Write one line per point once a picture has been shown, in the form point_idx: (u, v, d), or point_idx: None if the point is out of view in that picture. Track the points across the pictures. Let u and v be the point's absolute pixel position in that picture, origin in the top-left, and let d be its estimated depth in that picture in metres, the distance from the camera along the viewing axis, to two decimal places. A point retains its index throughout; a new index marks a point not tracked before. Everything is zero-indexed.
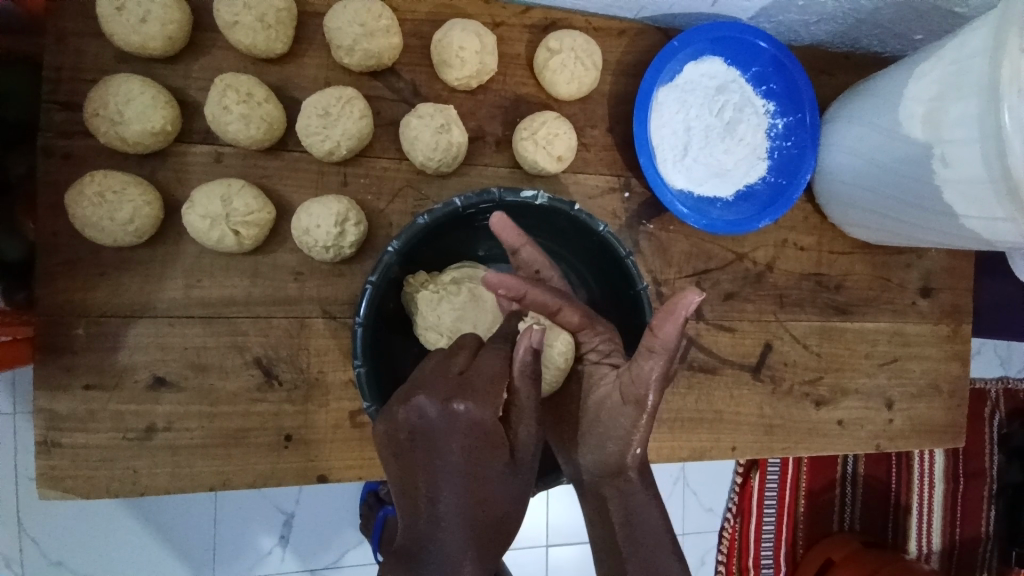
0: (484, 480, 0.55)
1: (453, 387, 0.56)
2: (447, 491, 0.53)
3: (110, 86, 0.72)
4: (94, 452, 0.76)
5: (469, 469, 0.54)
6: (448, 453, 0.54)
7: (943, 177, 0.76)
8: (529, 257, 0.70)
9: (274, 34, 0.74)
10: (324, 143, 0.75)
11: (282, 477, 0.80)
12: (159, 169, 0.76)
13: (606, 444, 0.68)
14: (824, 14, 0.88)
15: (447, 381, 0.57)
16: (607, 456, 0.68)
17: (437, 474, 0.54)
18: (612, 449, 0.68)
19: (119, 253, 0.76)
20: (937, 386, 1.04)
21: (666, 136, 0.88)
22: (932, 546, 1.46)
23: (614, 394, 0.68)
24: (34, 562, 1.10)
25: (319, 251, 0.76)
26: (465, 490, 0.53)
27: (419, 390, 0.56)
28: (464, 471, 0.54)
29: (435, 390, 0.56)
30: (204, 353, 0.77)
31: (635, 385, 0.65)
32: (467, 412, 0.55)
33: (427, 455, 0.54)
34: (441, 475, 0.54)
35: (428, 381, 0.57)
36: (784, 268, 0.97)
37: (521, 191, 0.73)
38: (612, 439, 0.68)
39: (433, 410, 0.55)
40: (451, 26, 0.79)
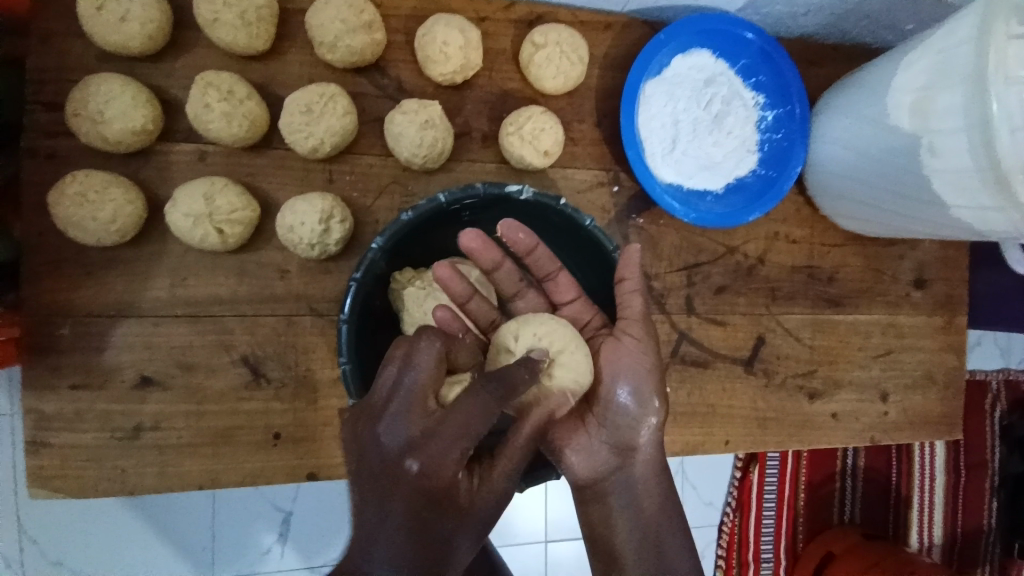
0: (423, 557, 0.52)
1: (419, 441, 0.53)
2: (381, 555, 0.51)
3: (90, 85, 0.72)
4: (82, 451, 0.76)
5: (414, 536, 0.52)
6: (394, 515, 0.52)
7: (931, 167, 0.76)
8: (540, 259, 0.75)
9: (255, 31, 0.74)
10: (308, 141, 0.75)
11: (271, 475, 0.79)
12: (143, 168, 0.76)
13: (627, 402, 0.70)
14: (812, 4, 0.87)
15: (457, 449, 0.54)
16: (635, 416, 0.70)
17: (376, 527, 0.52)
18: (633, 410, 0.70)
19: (104, 253, 0.75)
20: (932, 378, 1.03)
21: (654, 129, 0.88)
22: (933, 539, 1.45)
23: (623, 342, 0.72)
24: (34, 562, 1.11)
25: (305, 249, 0.76)
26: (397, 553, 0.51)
27: (405, 447, 0.53)
28: (410, 536, 0.52)
29: (426, 456, 0.53)
30: (192, 352, 0.77)
31: (635, 322, 0.72)
32: (419, 473, 0.52)
33: (378, 509, 0.52)
34: (378, 538, 0.52)
35: (425, 442, 0.53)
36: (774, 261, 0.96)
37: (504, 185, 0.73)
38: (631, 396, 0.70)
39: (409, 468, 0.53)
40: (435, 21, 0.78)
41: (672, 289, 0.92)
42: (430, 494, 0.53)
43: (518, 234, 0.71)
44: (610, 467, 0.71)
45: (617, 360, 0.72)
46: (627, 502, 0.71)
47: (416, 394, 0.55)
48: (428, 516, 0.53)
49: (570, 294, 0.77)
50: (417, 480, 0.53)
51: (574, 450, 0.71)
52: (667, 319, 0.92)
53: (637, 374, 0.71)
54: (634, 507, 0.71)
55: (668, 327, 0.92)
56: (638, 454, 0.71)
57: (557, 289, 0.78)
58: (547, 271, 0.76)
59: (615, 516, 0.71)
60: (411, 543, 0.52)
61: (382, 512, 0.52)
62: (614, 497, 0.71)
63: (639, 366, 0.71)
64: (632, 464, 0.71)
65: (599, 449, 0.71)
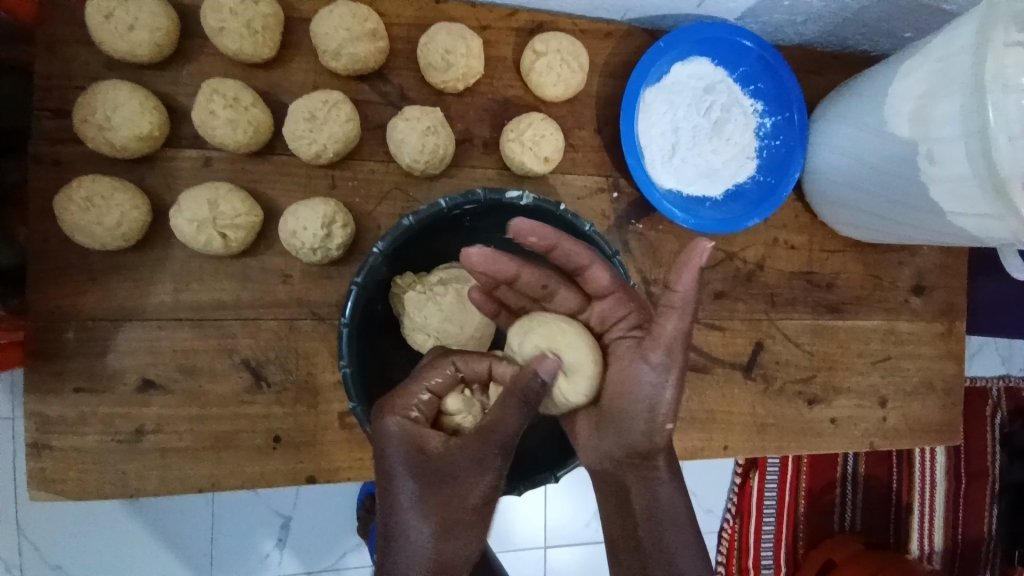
0: (436, 492, 0.57)
1: (388, 403, 0.60)
2: (400, 500, 0.58)
3: (97, 91, 0.73)
4: (84, 454, 0.76)
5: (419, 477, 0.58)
6: (396, 467, 0.58)
7: (929, 176, 0.76)
8: (565, 254, 0.66)
9: (260, 39, 0.75)
10: (311, 147, 0.76)
11: (271, 479, 0.80)
12: (148, 174, 0.77)
13: (639, 419, 0.66)
14: (811, 13, 0.88)
15: (414, 397, 0.60)
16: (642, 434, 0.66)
17: (390, 484, 0.58)
18: (650, 421, 0.65)
19: (109, 258, 0.76)
20: (931, 384, 1.03)
21: (654, 136, 0.89)
22: (935, 547, 1.45)
23: (645, 362, 0.65)
24: (34, 566, 1.11)
25: (307, 254, 0.76)
26: (413, 495, 0.57)
27: (380, 412, 0.59)
28: (417, 478, 0.58)
29: (399, 410, 0.59)
30: (194, 356, 0.78)
31: (660, 347, 0.63)
32: (395, 429, 0.58)
33: (384, 472, 0.59)
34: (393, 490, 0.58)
35: (393, 399, 0.60)
36: (774, 267, 0.97)
37: (506, 191, 0.73)
38: (651, 407, 0.65)
39: (389, 427, 0.58)
40: (438, 29, 0.79)
41: None
42: (418, 441, 0.58)
43: (530, 238, 0.64)
44: (617, 472, 0.69)
45: (637, 376, 0.65)
46: (617, 505, 0.68)
47: (405, 442, 0.58)
48: (422, 459, 0.58)
49: (604, 290, 0.69)
50: (399, 434, 0.58)
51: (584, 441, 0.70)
52: None
53: (659, 389, 0.64)
54: (620, 509, 0.68)
55: None
56: (652, 464, 0.67)
57: (589, 284, 0.70)
58: (579, 264, 0.68)
59: (619, 515, 0.68)
60: (417, 479, 0.58)
61: (385, 471, 0.59)
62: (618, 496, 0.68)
63: (661, 383, 0.64)
64: (640, 476, 0.68)
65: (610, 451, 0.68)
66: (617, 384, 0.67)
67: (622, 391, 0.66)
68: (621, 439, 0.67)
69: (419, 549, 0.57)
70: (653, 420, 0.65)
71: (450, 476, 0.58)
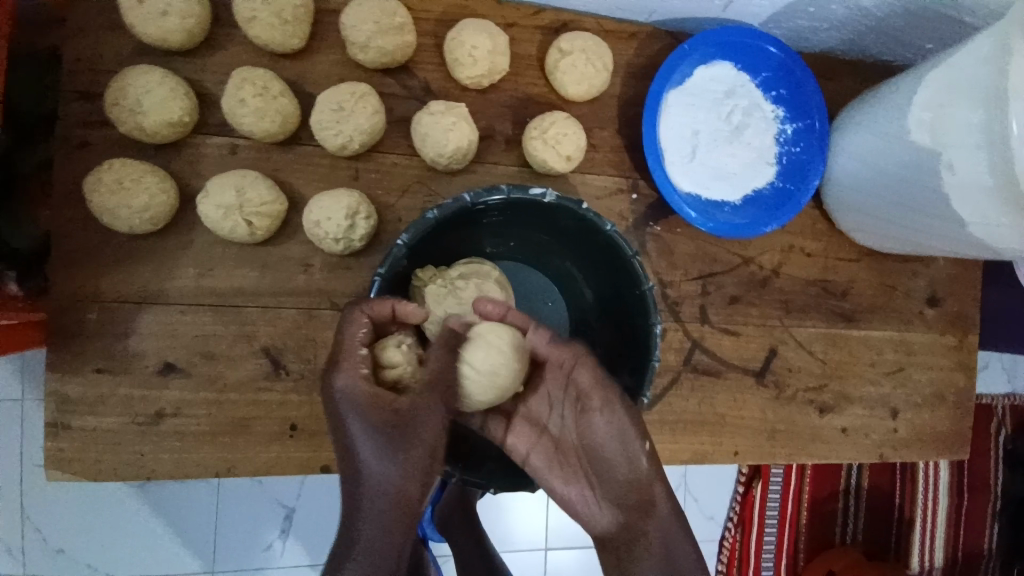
0: (394, 448, 0.58)
1: (334, 361, 0.61)
2: (361, 455, 0.58)
3: (129, 76, 0.74)
4: (102, 435, 0.77)
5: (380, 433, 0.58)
6: (352, 423, 0.58)
7: (948, 184, 0.77)
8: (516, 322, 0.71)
9: (290, 30, 0.76)
10: (337, 138, 0.76)
11: (285, 466, 0.80)
12: (174, 159, 0.78)
13: (616, 461, 0.70)
14: (834, 21, 0.89)
15: (359, 354, 0.61)
16: (621, 471, 0.70)
17: (347, 441, 0.58)
18: (622, 464, 0.69)
19: (133, 242, 0.77)
20: (942, 397, 1.03)
21: (674, 139, 0.89)
22: (935, 562, 1.45)
23: (598, 418, 0.69)
24: (36, 550, 1.12)
25: (330, 243, 0.77)
26: (372, 452, 0.58)
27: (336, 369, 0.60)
28: (377, 438, 0.58)
29: (354, 364, 0.60)
30: (213, 341, 0.78)
31: (597, 394, 0.69)
32: (345, 386, 0.59)
33: (342, 431, 0.59)
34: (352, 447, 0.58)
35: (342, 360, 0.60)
36: (789, 273, 0.97)
37: (529, 189, 0.74)
38: (617, 454, 0.69)
39: (347, 381, 0.59)
40: (464, 25, 0.80)
41: (687, 298, 0.93)
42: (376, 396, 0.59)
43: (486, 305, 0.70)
44: (620, 524, 0.69)
45: (594, 427, 0.70)
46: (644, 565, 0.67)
47: (363, 398, 0.58)
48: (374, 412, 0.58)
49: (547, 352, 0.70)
50: (355, 391, 0.59)
51: (587, 504, 0.72)
52: (681, 327, 0.93)
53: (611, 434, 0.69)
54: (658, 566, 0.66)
55: (681, 336, 0.93)
56: (654, 505, 0.69)
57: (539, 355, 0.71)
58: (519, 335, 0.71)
59: (631, 568, 0.67)
60: (375, 433, 0.58)
61: (342, 431, 0.59)
62: (628, 553, 0.68)
63: (612, 422, 0.69)
64: (647, 523, 0.68)
65: (609, 506, 0.71)
66: (582, 438, 0.71)
67: (588, 443, 0.71)
68: (611, 488, 0.70)
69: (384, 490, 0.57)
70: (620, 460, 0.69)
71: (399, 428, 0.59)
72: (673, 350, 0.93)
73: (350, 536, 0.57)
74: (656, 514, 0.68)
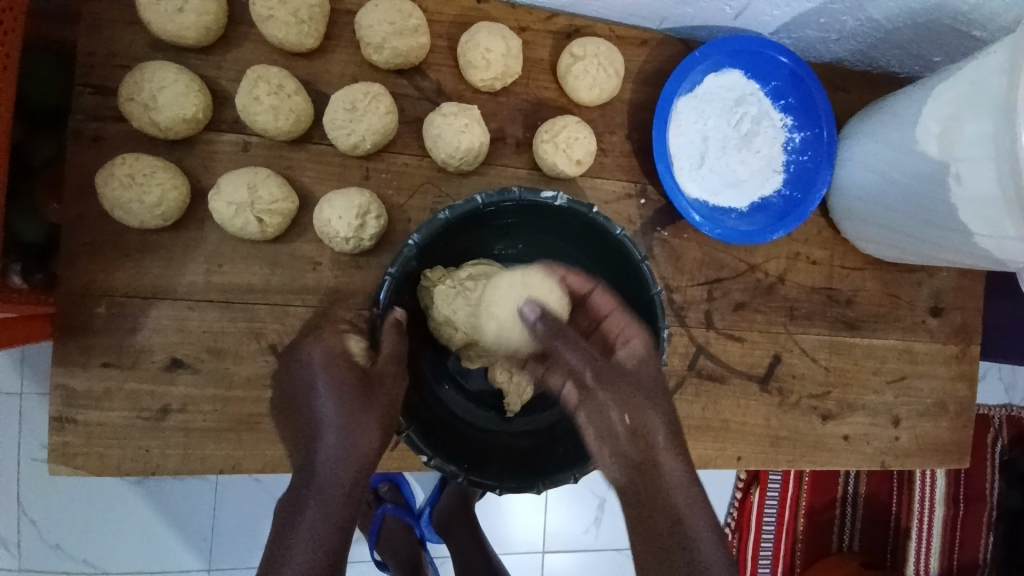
0: (354, 417, 0.62)
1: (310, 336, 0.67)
2: (322, 423, 0.62)
3: (145, 72, 0.74)
4: (108, 430, 0.77)
5: (341, 400, 0.62)
6: (320, 388, 0.63)
7: (956, 195, 0.77)
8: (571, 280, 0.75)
9: (306, 29, 0.76)
10: (349, 137, 0.77)
11: (290, 464, 0.80)
12: (187, 156, 0.78)
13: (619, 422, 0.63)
14: (844, 32, 0.90)
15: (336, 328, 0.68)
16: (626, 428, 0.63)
17: (312, 409, 0.63)
18: (624, 422, 0.63)
19: (144, 236, 0.77)
20: (943, 406, 1.04)
21: (684, 145, 0.90)
22: (930, 571, 1.45)
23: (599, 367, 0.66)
24: (32, 544, 1.11)
25: (340, 242, 0.77)
26: (333, 418, 0.61)
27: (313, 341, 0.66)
28: (338, 405, 0.62)
29: (327, 339, 0.66)
30: (222, 337, 0.78)
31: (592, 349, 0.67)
32: (316, 355, 0.64)
33: (309, 398, 0.63)
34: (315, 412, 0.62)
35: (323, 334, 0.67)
36: (794, 281, 0.98)
37: (541, 192, 0.74)
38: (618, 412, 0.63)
39: (318, 351, 0.65)
40: (478, 28, 0.80)
41: (693, 303, 0.94)
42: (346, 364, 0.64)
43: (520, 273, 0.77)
44: (632, 485, 0.61)
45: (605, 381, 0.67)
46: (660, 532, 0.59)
47: (335, 363, 0.63)
48: (341, 379, 0.63)
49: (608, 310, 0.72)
50: (331, 359, 0.64)
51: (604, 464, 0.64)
52: (687, 332, 0.93)
53: (621, 394, 0.64)
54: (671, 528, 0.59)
55: (686, 340, 0.93)
56: (661, 466, 0.62)
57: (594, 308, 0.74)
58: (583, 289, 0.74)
59: (648, 521, 0.60)
60: (338, 400, 0.62)
61: (308, 398, 0.63)
62: (645, 510, 0.60)
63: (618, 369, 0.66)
64: (659, 479, 0.61)
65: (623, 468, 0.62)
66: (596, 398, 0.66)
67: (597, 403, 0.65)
68: (619, 450, 0.63)
69: (332, 461, 0.60)
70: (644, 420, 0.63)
71: (362, 395, 0.63)
72: (679, 354, 0.93)
73: (299, 504, 0.60)
74: (666, 476, 0.61)
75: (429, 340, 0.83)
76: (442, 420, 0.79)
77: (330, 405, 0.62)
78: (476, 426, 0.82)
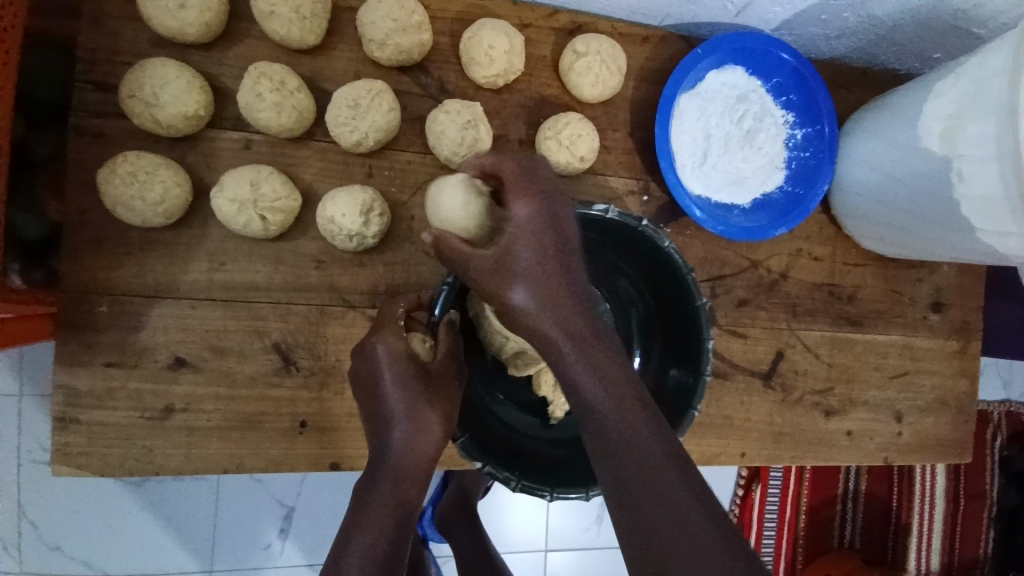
0: (422, 407, 0.66)
1: (373, 326, 0.69)
2: (392, 410, 0.66)
3: (146, 68, 0.73)
4: (111, 429, 0.76)
5: (413, 394, 0.66)
6: (387, 381, 0.66)
7: (960, 192, 0.77)
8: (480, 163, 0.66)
9: (308, 26, 0.76)
10: (352, 134, 0.76)
11: (294, 463, 0.80)
12: (189, 153, 0.78)
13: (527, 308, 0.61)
14: (845, 28, 0.90)
15: (395, 325, 0.69)
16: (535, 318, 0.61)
17: (382, 400, 0.66)
18: (534, 313, 0.61)
19: (147, 234, 0.77)
20: (945, 402, 1.04)
21: (686, 142, 0.90)
22: (931, 567, 1.45)
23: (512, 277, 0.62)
24: (31, 546, 1.11)
25: (343, 240, 0.77)
26: (401, 404, 0.66)
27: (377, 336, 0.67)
28: (410, 398, 0.66)
29: (391, 335, 0.68)
30: (224, 336, 0.78)
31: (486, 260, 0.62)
32: (382, 348, 0.67)
33: (378, 391, 0.66)
34: (381, 398, 0.67)
35: (383, 327, 0.68)
36: (797, 277, 0.98)
37: (593, 204, 0.75)
38: (525, 300, 0.61)
39: (385, 346, 0.67)
40: (481, 25, 0.80)
41: None
42: (409, 358, 0.67)
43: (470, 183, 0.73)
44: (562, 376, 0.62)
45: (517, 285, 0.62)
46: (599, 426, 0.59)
47: (400, 357, 0.67)
48: (405, 369, 0.66)
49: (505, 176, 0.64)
50: (394, 355, 0.66)
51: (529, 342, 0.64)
52: None
53: (532, 283, 0.61)
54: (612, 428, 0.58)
55: None
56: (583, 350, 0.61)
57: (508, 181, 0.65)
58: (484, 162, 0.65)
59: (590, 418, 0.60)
60: (405, 391, 0.66)
61: (376, 390, 0.67)
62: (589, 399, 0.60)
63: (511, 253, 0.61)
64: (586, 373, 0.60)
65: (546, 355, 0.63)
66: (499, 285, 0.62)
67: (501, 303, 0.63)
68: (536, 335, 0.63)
69: (401, 451, 0.66)
70: (573, 331, 0.62)
71: (426, 383, 0.67)
72: None
73: (367, 494, 0.65)
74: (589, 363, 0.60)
75: (471, 345, 0.82)
76: (488, 427, 0.80)
77: (399, 394, 0.66)
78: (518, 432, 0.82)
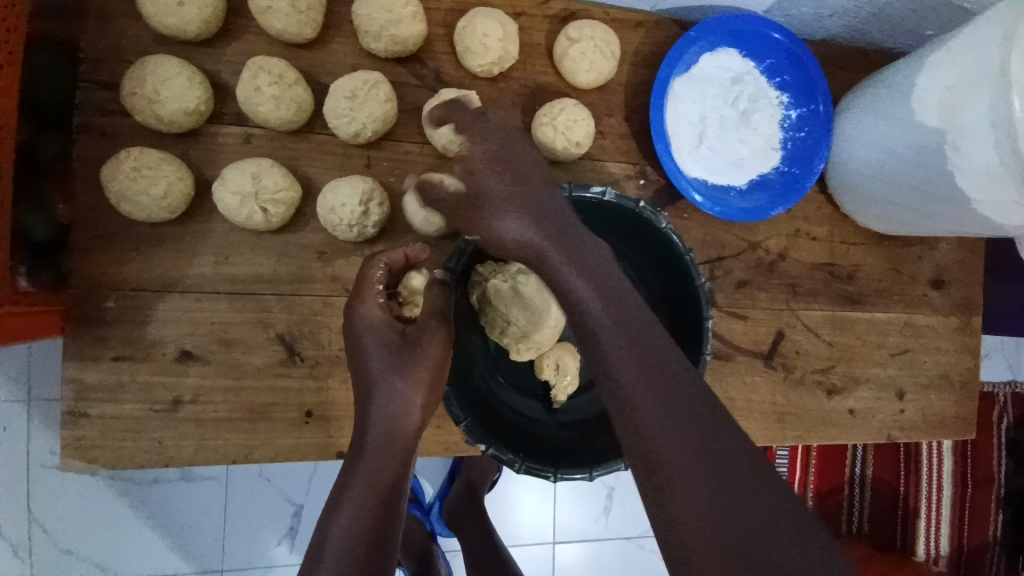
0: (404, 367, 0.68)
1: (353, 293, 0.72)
2: (374, 373, 0.69)
3: (148, 65, 0.75)
4: (123, 422, 0.77)
5: (396, 357, 0.68)
6: (369, 346, 0.69)
7: (954, 165, 0.78)
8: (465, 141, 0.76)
9: (305, 19, 0.77)
10: (351, 125, 0.77)
11: (303, 451, 0.81)
12: (192, 148, 0.79)
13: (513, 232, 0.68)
14: (836, 7, 0.90)
15: (376, 289, 0.70)
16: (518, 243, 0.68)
17: (366, 363, 0.69)
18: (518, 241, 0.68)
19: (153, 229, 0.78)
20: (948, 378, 1.05)
21: (682, 125, 0.91)
22: (941, 550, 1.45)
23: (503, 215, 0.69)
24: (45, 549, 1.12)
25: (344, 230, 0.78)
26: (383, 366, 0.68)
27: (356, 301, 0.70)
28: (392, 362, 0.68)
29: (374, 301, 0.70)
30: (231, 328, 0.79)
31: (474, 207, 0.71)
32: (359, 313, 0.70)
33: (362, 357, 0.69)
34: (363, 362, 0.69)
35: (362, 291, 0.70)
36: (796, 257, 0.98)
37: (590, 188, 0.76)
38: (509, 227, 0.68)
39: (366, 311, 0.70)
40: (475, 15, 0.81)
41: None
42: (389, 325, 0.70)
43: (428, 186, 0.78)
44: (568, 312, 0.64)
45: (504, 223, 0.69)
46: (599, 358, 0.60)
47: (381, 325, 0.69)
48: (384, 331, 0.69)
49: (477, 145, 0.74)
50: (370, 323, 0.69)
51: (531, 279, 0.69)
52: None
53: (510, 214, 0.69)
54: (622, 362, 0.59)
55: None
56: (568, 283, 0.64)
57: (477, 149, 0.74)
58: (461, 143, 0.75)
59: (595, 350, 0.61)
60: (387, 351, 0.69)
61: (361, 356, 0.70)
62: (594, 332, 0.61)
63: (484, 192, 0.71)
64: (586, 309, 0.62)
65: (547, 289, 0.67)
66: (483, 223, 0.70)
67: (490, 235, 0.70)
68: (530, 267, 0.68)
69: (385, 413, 0.67)
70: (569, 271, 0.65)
71: (404, 343, 0.69)
72: None
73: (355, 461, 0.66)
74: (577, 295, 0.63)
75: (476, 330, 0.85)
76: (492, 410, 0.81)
77: (378, 355, 0.69)
78: (520, 416, 0.83)
